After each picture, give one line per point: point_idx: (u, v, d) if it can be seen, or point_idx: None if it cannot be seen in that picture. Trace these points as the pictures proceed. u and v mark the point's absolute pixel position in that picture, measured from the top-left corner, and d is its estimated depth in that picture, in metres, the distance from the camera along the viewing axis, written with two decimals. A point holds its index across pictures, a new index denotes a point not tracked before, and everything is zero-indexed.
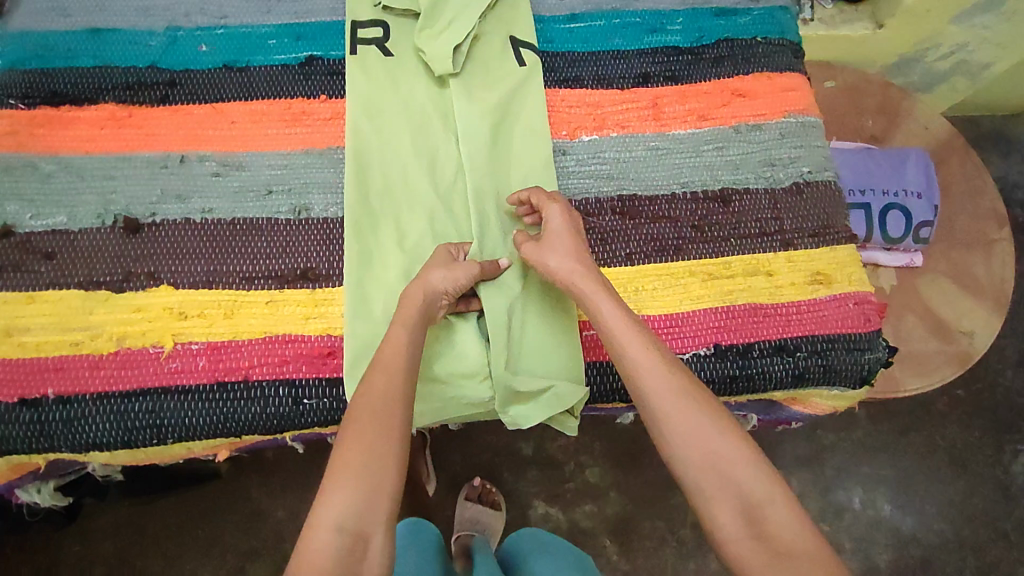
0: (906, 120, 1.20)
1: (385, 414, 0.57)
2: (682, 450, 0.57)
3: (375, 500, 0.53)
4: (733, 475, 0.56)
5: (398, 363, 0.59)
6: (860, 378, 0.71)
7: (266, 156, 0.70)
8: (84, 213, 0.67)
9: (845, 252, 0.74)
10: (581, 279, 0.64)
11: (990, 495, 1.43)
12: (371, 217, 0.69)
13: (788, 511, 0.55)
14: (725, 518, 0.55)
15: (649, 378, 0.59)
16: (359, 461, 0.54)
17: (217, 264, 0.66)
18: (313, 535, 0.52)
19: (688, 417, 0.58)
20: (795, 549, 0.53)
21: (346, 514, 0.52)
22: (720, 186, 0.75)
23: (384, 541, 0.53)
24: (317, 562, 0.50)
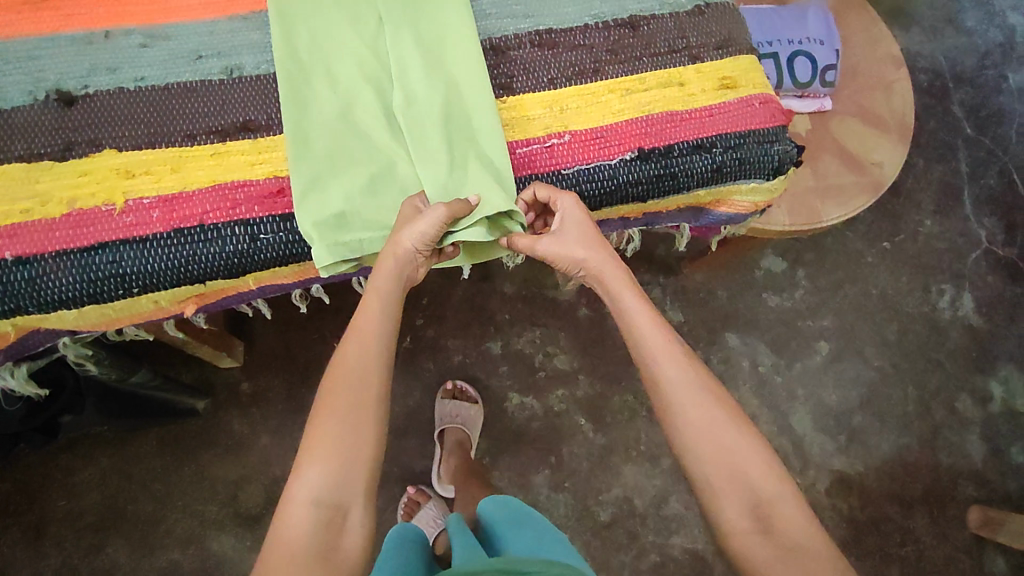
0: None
1: (358, 392, 0.61)
2: (698, 446, 0.63)
3: (349, 475, 0.59)
4: (746, 472, 0.62)
5: (373, 345, 0.63)
6: (772, 170, 0.78)
7: (190, 25, 0.72)
8: (14, 92, 0.67)
9: (745, 61, 0.81)
10: (609, 268, 0.69)
11: (922, 331, 1.55)
12: (301, 67, 0.71)
13: (797, 510, 0.61)
14: (732, 512, 0.61)
15: (672, 371, 0.65)
16: (336, 441, 0.60)
17: (158, 127, 0.68)
18: (290, 509, 0.58)
19: (703, 407, 0.64)
20: (802, 544, 0.59)
21: (321, 489, 0.59)
22: (629, 15, 0.80)
23: (361, 516, 0.60)
24: (297, 535, 0.57)
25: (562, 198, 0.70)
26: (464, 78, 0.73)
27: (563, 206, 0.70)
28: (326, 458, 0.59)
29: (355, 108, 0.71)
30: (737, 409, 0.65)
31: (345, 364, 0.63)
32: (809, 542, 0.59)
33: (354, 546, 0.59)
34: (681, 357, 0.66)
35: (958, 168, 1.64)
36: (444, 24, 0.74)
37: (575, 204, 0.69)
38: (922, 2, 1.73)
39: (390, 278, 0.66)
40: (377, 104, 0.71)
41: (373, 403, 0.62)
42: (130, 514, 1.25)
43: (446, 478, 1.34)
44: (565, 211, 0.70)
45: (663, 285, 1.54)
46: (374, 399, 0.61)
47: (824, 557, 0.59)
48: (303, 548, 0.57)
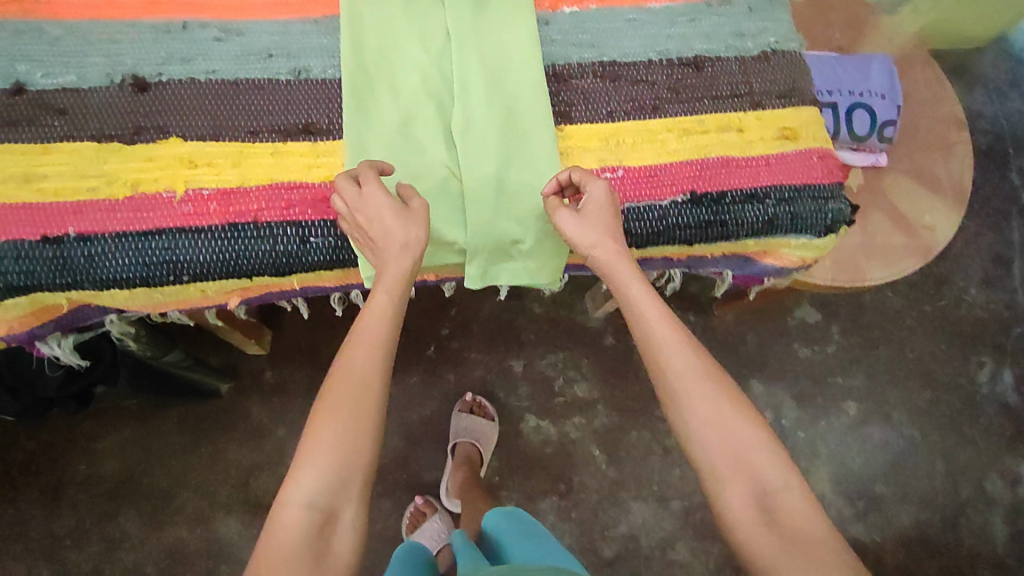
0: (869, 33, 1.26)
1: (359, 395, 0.60)
2: (705, 437, 0.62)
3: (345, 479, 0.58)
4: (751, 461, 0.61)
5: (376, 348, 0.62)
6: (825, 227, 0.77)
7: (265, 24, 0.74)
8: (93, 73, 0.70)
9: (807, 112, 0.79)
10: (616, 261, 0.67)
11: (957, 402, 1.50)
12: (366, 76, 0.72)
13: (802, 499, 0.60)
14: (738, 501, 0.60)
15: (677, 361, 0.64)
16: (332, 443, 0.58)
17: (223, 120, 0.69)
18: (284, 513, 0.57)
19: (708, 399, 0.63)
20: (808, 533, 0.58)
21: (316, 493, 0.57)
22: (694, 54, 0.80)
23: (353, 518, 0.59)
24: (290, 538, 0.56)
25: (591, 183, 0.68)
26: (525, 103, 0.73)
27: (593, 192, 0.67)
28: (322, 463, 0.58)
29: (415, 122, 0.72)
30: (743, 398, 0.63)
31: (345, 371, 0.61)
32: (817, 534, 0.58)
33: (346, 546, 0.58)
34: (689, 349, 0.64)
35: (1010, 238, 1.59)
36: (511, 48, 0.74)
37: (606, 191, 0.68)
38: (989, 64, 1.68)
39: (393, 275, 0.64)
40: (436, 121, 0.72)
41: (372, 405, 0.60)
42: (144, 487, 1.27)
43: (452, 492, 1.33)
44: (593, 198, 0.67)
45: (693, 323, 1.52)
46: (375, 403, 0.60)
47: (831, 547, 0.57)
48: (293, 550, 0.56)
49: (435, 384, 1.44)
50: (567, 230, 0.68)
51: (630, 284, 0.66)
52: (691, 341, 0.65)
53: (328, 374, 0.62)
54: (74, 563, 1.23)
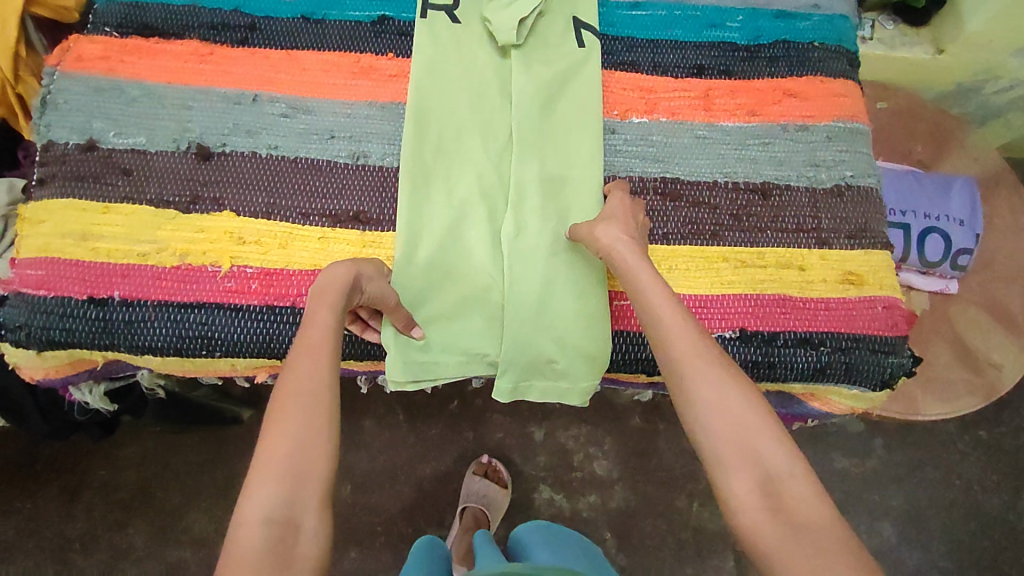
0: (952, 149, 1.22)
1: (309, 399, 0.55)
2: (710, 423, 0.55)
3: (302, 483, 0.52)
4: (755, 447, 0.54)
5: (321, 350, 0.57)
6: (881, 382, 0.72)
7: (332, 104, 0.74)
8: (161, 136, 0.72)
9: (879, 256, 0.75)
10: (627, 248, 0.64)
11: (1003, 542, 1.39)
12: (423, 169, 0.72)
13: (809, 487, 0.53)
14: (741, 488, 0.53)
15: (678, 342, 0.59)
16: (286, 450, 0.52)
17: (278, 199, 0.70)
18: (241, 532, 0.49)
19: (712, 381, 0.57)
20: (815, 524, 0.51)
21: (273, 504, 0.50)
22: (762, 180, 0.77)
23: (318, 522, 0.51)
24: (247, 554, 0.48)
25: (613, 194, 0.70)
26: (578, 216, 0.72)
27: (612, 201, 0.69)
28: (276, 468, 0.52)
29: (465, 221, 0.71)
30: (747, 382, 0.57)
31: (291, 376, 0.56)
32: (825, 524, 0.51)
33: (313, 554, 0.50)
34: (692, 331, 0.59)
35: None
36: (571, 158, 0.74)
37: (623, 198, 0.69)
38: None
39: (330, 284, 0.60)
40: (487, 223, 0.71)
41: (321, 405, 0.55)
42: (157, 502, 1.29)
43: (457, 557, 1.29)
44: (610, 206, 0.69)
45: None
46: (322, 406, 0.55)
47: (840, 539, 0.50)
48: (254, 558, 0.48)
49: (453, 439, 1.42)
50: (581, 232, 0.68)
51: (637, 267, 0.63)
52: (695, 325, 0.60)
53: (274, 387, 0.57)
54: (82, 568, 1.26)
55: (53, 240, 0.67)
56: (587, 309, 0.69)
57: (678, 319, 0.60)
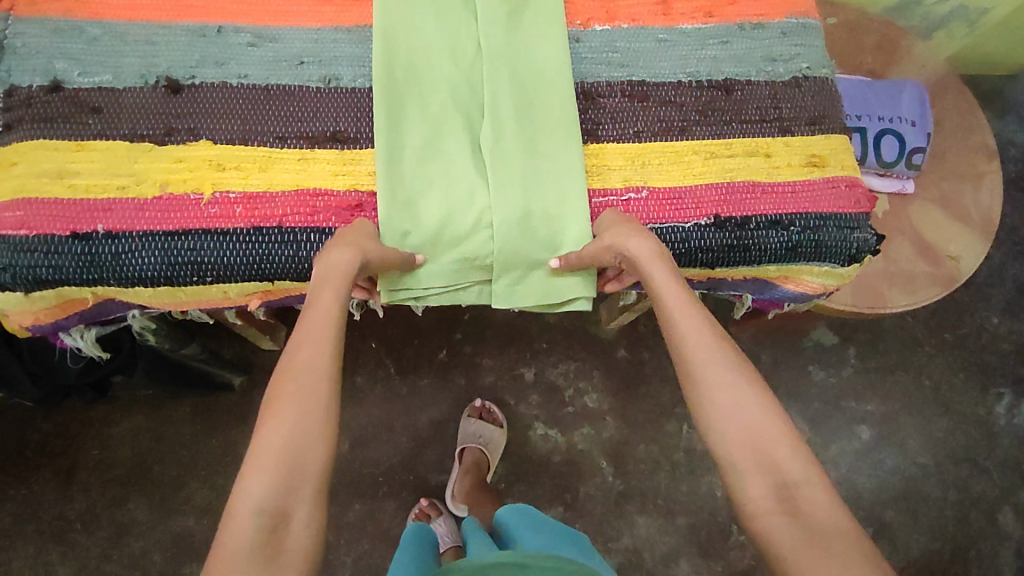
0: (900, 57, 1.27)
1: (304, 394, 0.58)
2: (727, 425, 0.60)
3: (296, 480, 0.55)
4: (771, 452, 0.58)
5: (324, 345, 0.60)
6: (848, 257, 0.76)
7: (298, 30, 0.75)
8: (128, 73, 0.71)
9: (838, 139, 0.79)
10: (648, 256, 0.67)
11: (972, 433, 1.48)
12: (394, 88, 0.72)
13: (823, 493, 0.57)
14: (756, 492, 0.57)
15: (701, 350, 0.63)
16: (278, 447, 0.55)
17: (252, 125, 0.70)
18: (233, 523, 0.53)
19: (733, 387, 0.61)
20: (828, 526, 0.55)
21: (266, 498, 0.54)
22: (724, 77, 0.80)
23: (309, 515, 0.55)
24: (238, 544, 0.52)
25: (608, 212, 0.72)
26: (552, 125, 0.73)
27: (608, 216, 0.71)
28: (270, 466, 0.55)
29: (441, 135, 0.72)
30: (766, 391, 0.61)
31: (291, 369, 0.59)
32: (832, 525, 0.55)
33: (302, 547, 0.54)
34: (716, 341, 0.63)
35: None
36: (542, 69, 0.75)
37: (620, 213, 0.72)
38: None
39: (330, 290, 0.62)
40: (463, 136, 0.72)
41: (317, 402, 0.58)
42: (155, 476, 1.29)
43: (459, 496, 1.33)
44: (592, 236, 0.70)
45: None
46: (315, 407, 0.58)
47: (850, 541, 0.54)
48: (243, 548, 0.52)
49: (445, 388, 1.44)
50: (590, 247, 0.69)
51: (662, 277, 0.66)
52: (718, 333, 0.64)
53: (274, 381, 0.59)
54: (84, 548, 1.25)
55: (28, 178, 0.66)
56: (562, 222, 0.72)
57: (701, 327, 0.63)
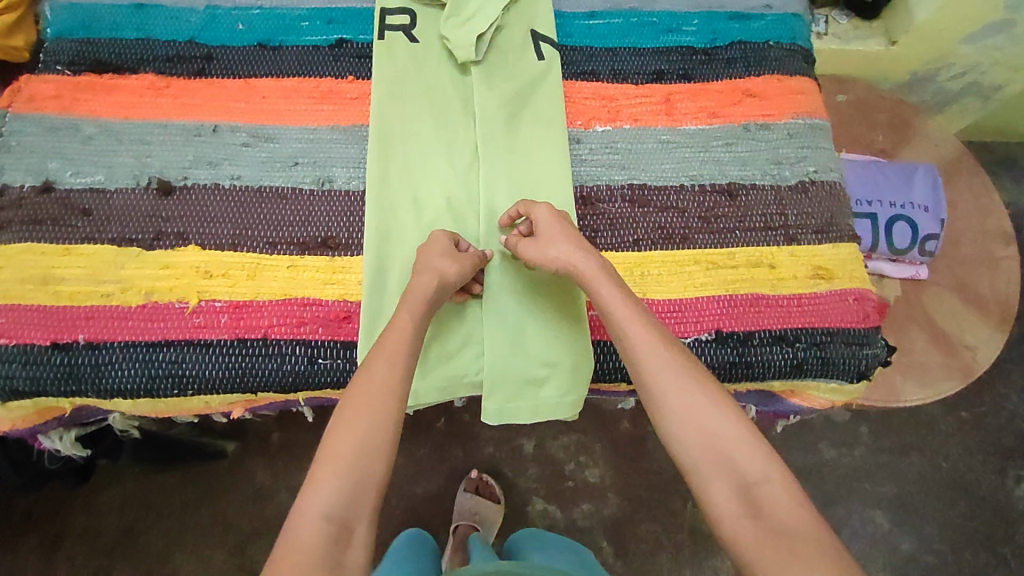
0: (912, 138, 1.25)
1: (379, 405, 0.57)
2: (682, 431, 0.57)
3: (365, 492, 0.53)
4: (728, 453, 0.55)
5: (397, 359, 0.60)
6: (858, 374, 0.73)
7: (294, 130, 0.74)
8: (120, 173, 0.70)
9: (847, 249, 0.77)
10: (584, 264, 0.65)
11: (991, 519, 1.41)
12: (389, 192, 0.72)
13: (787, 491, 0.53)
14: (719, 496, 0.54)
15: (649, 357, 0.60)
16: (350, 457, 0.54)
17: (243, 229, 0.69)
18: (297, 526, 0.51)
19: (686, 392, 0.58)
20: (792, 527, 0.51)
21: (333, 501, 0.51)
22: (727, 181, 0.78)
23: (368, 533, 0.52)
24: (304, 551, 0.49)
25: (536, 210, 0.68)
26: None
27: (539, 215, 0.68)
28: (341, 474, 0.53)
29: None
30: (719, 389, 0.59)
31: (368, 381, 0.58)
32: (800, 526, 0.51)
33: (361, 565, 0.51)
34: (662, 345, 0.60)
35: None
36: (538, 175, 0.75)
37: (551, 213, 0.68)
38: None
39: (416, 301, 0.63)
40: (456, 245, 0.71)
41: (388, 415, 0.57)
42: None
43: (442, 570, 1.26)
44: (525, 245, 0.67)
45: None
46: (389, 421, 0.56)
47: (818, 543, 0.50)
48: (311, 556, 0.49)
49: (442, 458, 1.40)
50: (530, 255, 0.66)
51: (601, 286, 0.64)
52: (664, 335, 0.61)
53: (347, 388, 0.59)
54: None
55: (11, 284, 0.65)
56: (557, 331, 0.69)
57: (648, 334, 0.61)
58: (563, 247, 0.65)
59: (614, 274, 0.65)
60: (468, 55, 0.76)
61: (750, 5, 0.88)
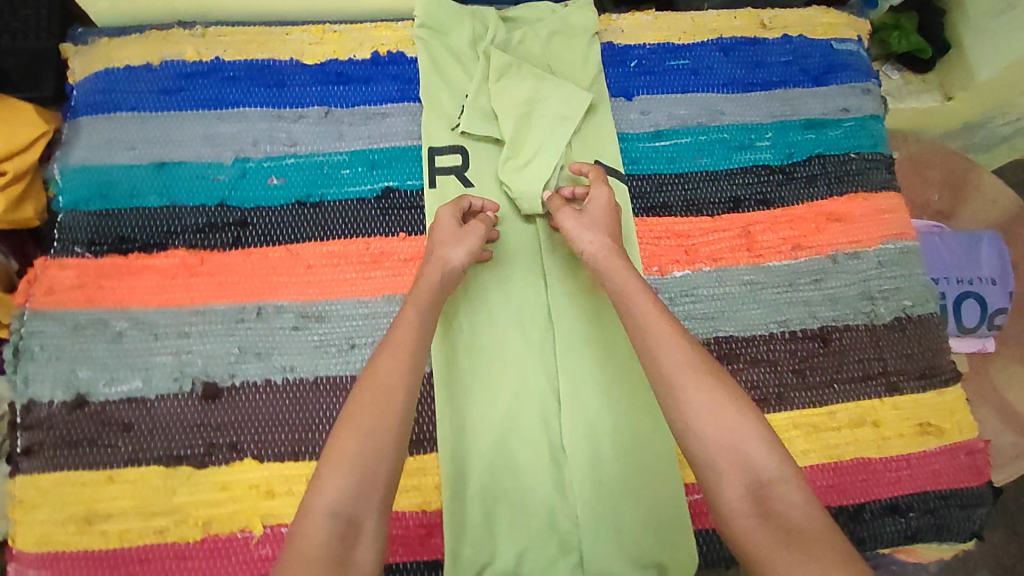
0: (985, 191, 1.16)
1: (382, 406, 0.52)
2: (696, 425, 0.52)
3: (374, 484, 0.50)
4: (743, 451, 0.51)
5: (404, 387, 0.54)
6: (971, 535, 0.70)
7: (346, 305, 0.67)
8: (159, 376, 0.63)
9: (951, 396, 0.72)
10: (607, 254, 0.63)
11: None
12: (458, 377, 0.65)
13: (801, 494, 0.49)
14: (731, 494, 0.50)
15: (667, 354, 0.55)
16: (355, 453, 0.50)
17: (303, 430, 0.63)
18: (306, 520, 0.48)
19: (705, 389, 0.53)
20: (807, 529, 0.47)
21: (341, 496, 0.49)
22: (819, 324, 0.72)
23: (377, 525, 0.50)
24: (311, 553, 0.46)
25: (598, 186, 0.67)
26: (634, 414, 0.66)
27: (596, 194, 0.67)
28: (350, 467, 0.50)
29: (514, 434, 0.65)
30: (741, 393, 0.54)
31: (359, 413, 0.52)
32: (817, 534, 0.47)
33: (370, 566, 0.48)
34: (682, 343, 0.55)
35: None
36: (619, 339, 0.68)
37: (610, 195, 0.67)
38: None
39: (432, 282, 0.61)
40: (539, 433, 0.65)
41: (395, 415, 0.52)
42: None
43: None
44: (568, 217, 0.66)
45: None
46: (390, 417, 0.52)
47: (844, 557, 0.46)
48: (316, 558, 0.46)
49: None
50: (567, 227, 0.65)
51: (618, 273, 0.61)
52: (683, 334, 0.56)
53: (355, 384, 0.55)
54: None
55: (53, 526, 0.59)
56: (657, 528, 0.63)
57: (668, 332, 0.56)
58: (596, 236, 0.64)
59: (633, 268, 0.62)
60: (532, 207, 0.69)
61: (826, 109, 0.81)
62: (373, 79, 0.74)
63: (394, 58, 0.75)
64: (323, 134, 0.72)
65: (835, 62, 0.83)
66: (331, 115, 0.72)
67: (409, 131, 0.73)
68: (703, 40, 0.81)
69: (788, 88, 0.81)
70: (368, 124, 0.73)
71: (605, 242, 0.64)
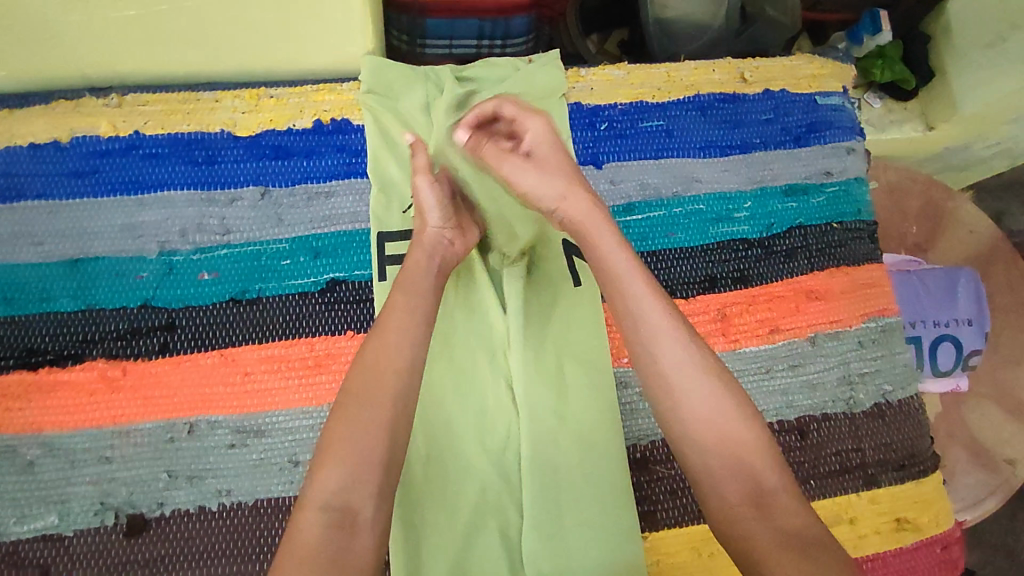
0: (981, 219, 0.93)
1: (361, 407, 0.49)
2: (693, 430, 0.51)
3: (366, 472, 0.48)
4: (741, 458, 0.50)
5: None
6: None
7: (287, 417, 0.60)
8: (78, 509, 0.57)
9: (930, 486, 0.69)
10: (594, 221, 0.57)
11: None
12: (413, 489, 0.60)
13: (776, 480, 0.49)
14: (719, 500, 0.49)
15: (665, 351, 0.53)
16: (342, 446, 0.48)
17: (243, 562, 0.57)
18: (299, 517, 0.47)
19: (704, 395, 0.51)
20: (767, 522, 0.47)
21: (334, 488, 0.47)
22: (797, 415, 0.68)
23: (375, 513, 0.48)
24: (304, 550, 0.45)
25: (532, 118, 0.61)
26: (607, 532, 0.61)
27: (531, 128, 0.60)
28: (341, 455, 0.48)
29: (474, 551, 0.60)
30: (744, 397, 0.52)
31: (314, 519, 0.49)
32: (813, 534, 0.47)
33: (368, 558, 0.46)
34: (683, 339, 0.53)
35: None
36: (590, 446, 0.63)
37: (546, 126, 0.61)
38: None
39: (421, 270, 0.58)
40: (500, 554, 0.60)
41: (380, 408, 0.49)
42: None
43: None
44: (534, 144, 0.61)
45: None
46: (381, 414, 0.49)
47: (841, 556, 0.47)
48: (312, 554, 0.45)
49: None
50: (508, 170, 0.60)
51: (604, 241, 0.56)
52: (684, 327, 0.54)
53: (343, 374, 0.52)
54: None
55: None
56: None
57: (669, 326, 0.53)
58: (542, 184, 0.58)
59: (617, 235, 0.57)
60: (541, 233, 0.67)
61: (807, 173, 0.75)
62: (316, 151, 0.67)
63: (338, 126, 0.68)
64: (259, 219, 0.64)
65: (819, 118, 0.77)
66: (268, 196, 0.65)
67: (356, 211, 0.66)
68: (679, 97, 0.75)
69: (768, 150, 0.75)
70: (310, 206, 0.65)
71: (579, 195, 0.58)
